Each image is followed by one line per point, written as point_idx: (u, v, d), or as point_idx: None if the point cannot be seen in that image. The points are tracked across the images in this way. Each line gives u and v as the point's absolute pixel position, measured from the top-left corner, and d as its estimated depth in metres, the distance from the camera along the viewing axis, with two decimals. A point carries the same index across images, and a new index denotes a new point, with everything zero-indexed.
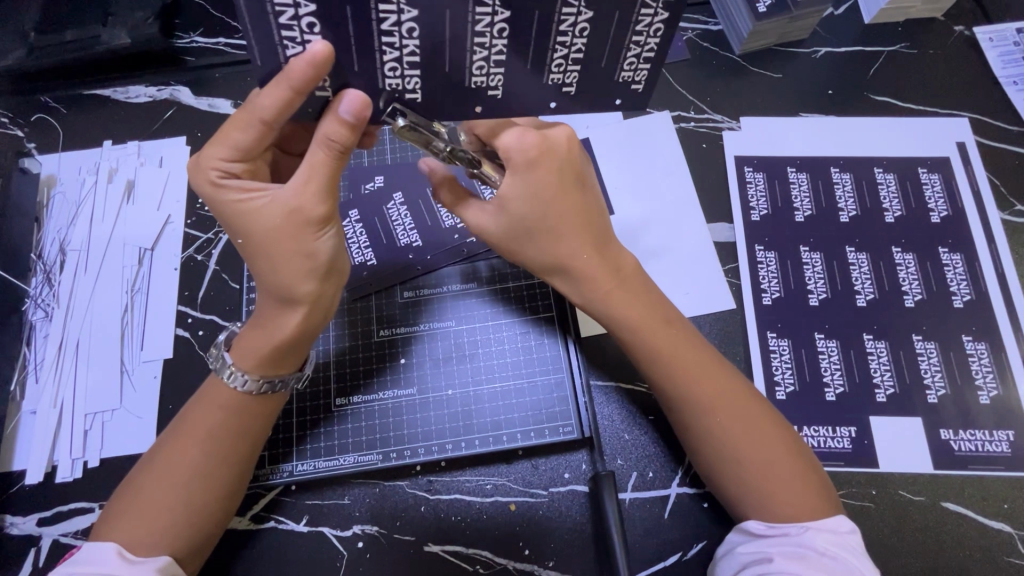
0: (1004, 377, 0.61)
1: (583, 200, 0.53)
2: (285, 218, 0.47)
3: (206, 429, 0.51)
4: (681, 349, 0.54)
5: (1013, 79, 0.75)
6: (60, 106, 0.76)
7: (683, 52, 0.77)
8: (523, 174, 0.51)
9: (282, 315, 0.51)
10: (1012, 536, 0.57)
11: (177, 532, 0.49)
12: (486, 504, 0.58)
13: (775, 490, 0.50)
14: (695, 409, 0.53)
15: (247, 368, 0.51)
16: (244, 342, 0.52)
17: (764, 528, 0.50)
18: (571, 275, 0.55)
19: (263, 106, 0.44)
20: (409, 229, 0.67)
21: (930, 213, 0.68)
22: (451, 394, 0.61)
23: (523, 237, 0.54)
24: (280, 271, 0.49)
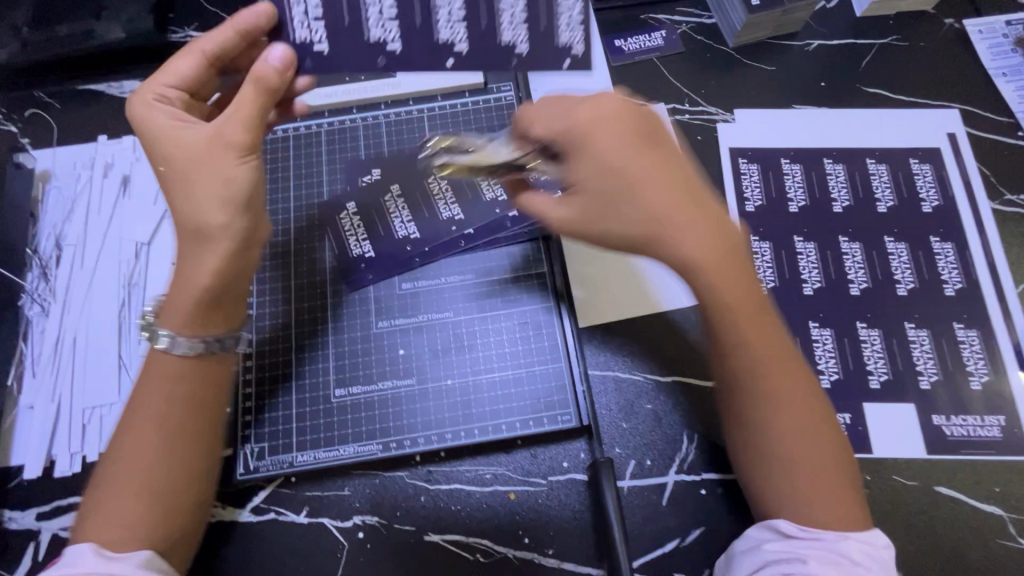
0: (995, 362, 0.62)
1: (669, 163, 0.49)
2: (207, 143, 0.49)
3: (163, 401, 0.50)
4: (767, 339, 0.50)
5: (1002, 71, 0.76)
6: (55, 101, 0.76)
7: (676, 45, 0.78)
8: (585, 147, 0.49)
9: (201, 257, 0.50)
10: (1004, 518, 0.58)
11: (151, 513, 0.48)
12: (486, 493, 0.58)
13: (811, 495, 0.48)
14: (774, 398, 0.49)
15: (175, 327, 0.50)
16: (174, 298, 0.51)
17: (794, 530, 0.48)
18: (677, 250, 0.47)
19: (208, 39, 0.52)
20: (407, 221, 0.66)
21: (922, 203, 0.69)
22: (450, 383, 0.61)
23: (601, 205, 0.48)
24: (204, 194, 0.49)
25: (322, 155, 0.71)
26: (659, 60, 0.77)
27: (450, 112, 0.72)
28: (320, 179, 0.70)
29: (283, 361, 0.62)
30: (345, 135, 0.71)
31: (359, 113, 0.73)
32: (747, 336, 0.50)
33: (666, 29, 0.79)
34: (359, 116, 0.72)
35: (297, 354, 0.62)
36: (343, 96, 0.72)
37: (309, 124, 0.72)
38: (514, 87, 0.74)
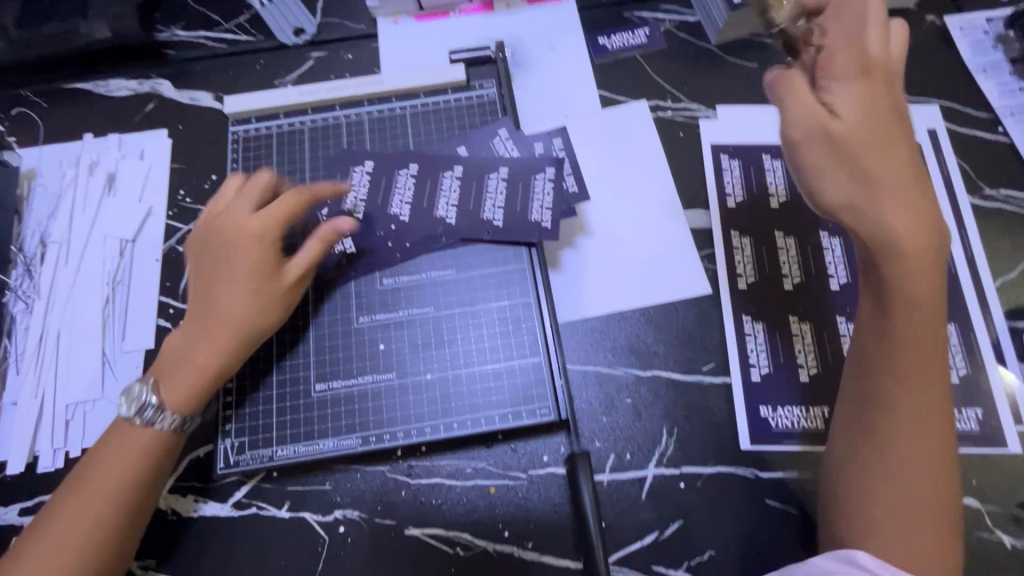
0: (973, 356, 0.63)
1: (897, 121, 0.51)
2: (255, 267, 0.58)
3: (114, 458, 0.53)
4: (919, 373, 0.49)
5: (984, 67, 0.77)
6: (41, 100, 0.77)
7: (659, 42, 0.78)
8: (848, 94, 0.51)
9: (208, 344, 0.56)
10: (981, 510, 0.58)
11: (75, 569, 0.50)
12: (466, 487, 0.59)
13: (906, 524, 0.47)
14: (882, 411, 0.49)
15: (167, 402, 0.55)
16: (173, 374, 0.56)
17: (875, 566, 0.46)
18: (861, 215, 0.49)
19: (283, 200, 0.61)
20: (404, 202, 0.66)
21: None
22: (430, 378, 0.61)
23: (820, 158, 0.51)
24: (229, 327, 0.57)
25: (306, 152, 0.71)
26: (642, 57, 0.78)
27: (432, 108, 0.73)
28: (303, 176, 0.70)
29: (264, 355, 0.62)
30: (329, 132, 0.72)
31: (343, 110, 0.73)
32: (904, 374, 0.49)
33: (650, 27, 0.79)
34: (343, 114, 0.73)
35: (279, 347, 0.62)
36: (327, 94, 0.73)
37: (293, 122, 0.73)
38: (496, 84, 0.74)
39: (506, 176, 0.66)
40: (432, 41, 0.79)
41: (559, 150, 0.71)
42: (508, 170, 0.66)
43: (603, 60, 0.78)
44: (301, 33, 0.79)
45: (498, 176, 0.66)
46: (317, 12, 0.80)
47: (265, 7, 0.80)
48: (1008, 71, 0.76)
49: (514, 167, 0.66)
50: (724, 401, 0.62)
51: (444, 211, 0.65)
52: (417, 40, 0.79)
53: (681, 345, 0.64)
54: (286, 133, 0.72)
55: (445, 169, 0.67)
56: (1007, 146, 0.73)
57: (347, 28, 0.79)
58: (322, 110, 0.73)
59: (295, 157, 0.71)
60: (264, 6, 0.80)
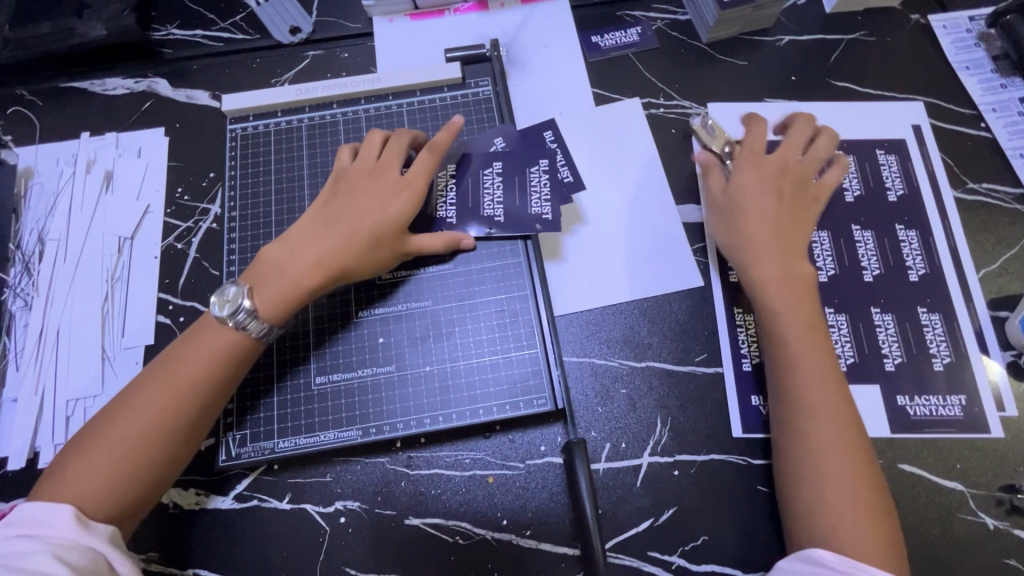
0: (956, 344, 0.65)
1: (784, 185, 0.64)
2: (372, 188, 0.62)
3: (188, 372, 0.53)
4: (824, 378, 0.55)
5: (966, 64, 0.78)
6: (36, 99, 0.77)
7: (651, 41, 0.80)
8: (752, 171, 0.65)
9: (318, 253, 0.58)
10: (965, 494, 0.60)
11: (124, 472, 0.49)
12: (464, 477, 0.60)
13: (846, 517, 0.50)
14: (805, 409, 0.54)
15: (264, 309, 0.56)
16: (274, 285, 0.57)
17: (835, 563, 0.48)
18: (747, 258, 0.61)
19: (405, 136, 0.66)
20: None
21: (888, 192, 0.71)
22: (429, 370, 0.62)
23: (722, 218, 0.64)
24: (326, 255, 0.58)
25: (304, 149, 0.72)
26: (635, 56, 0.79)
27: (428, 105, 0.74)
28: (301, 173, 0.71)
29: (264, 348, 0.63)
30: (326, 129, 0.73)
31: (340, 108, 0.74)
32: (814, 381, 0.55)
33: (642, 25, 0.81)
34: (340, 111, 0.74)
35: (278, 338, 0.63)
36: (323, 92, 0.73)
37: (290, 120, 0.73)
38: (491, 82, 0.76)
39: (501, 170, 0.67)
40: (428, 39, 0.80)
41: (550, 142, 0.70)
42: (502, 164, 0.68)
43: (596, 58, 0.79)
44: (297, 32, 0.79)
45: (494, 171, 0.67)
46: (313, 11, 0.81)
47: (261, 6, 0.81)
48: (990, 68, 0.78)
49: (508, 161, 0.68)
50: (717, 391, 0.63)
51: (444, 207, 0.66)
52: (412, 39, 0.80)
53: (675, 337, 0.65)
54: (284, 131, 0.73)
55: (440, 167, 0.68)
56: (989, 141, 0.75)
57: (343, 27, 0.80)
58: (319, 108, 0.74)
59: (293, 155, 0.72)
60: (260, 6, 0.81)
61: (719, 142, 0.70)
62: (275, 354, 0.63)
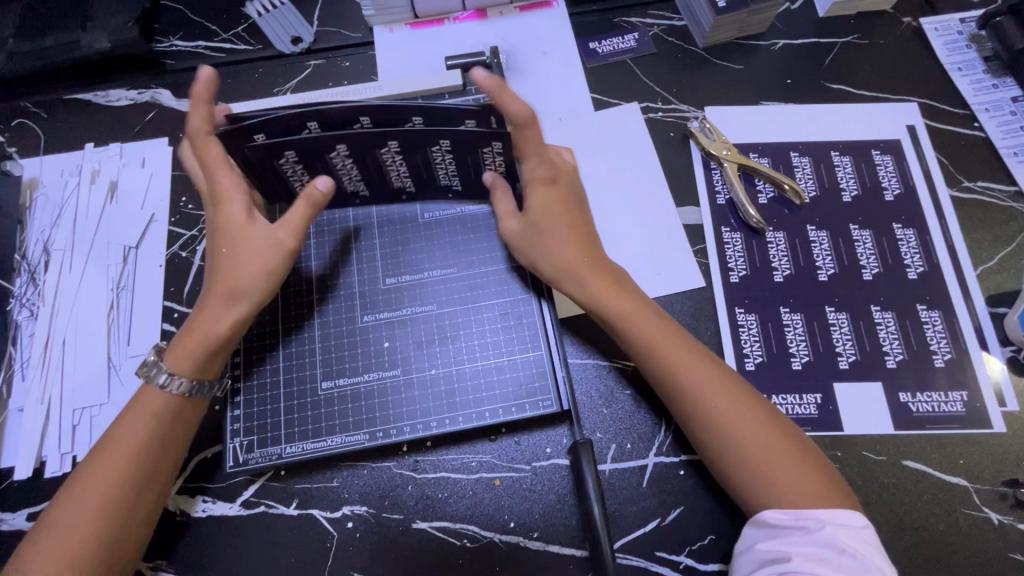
0: (957, 340, 0.65)
1: (570, 201, 0.62)
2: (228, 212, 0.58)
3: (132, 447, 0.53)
4: (692, 367, 0.56)
5: (959, 66, 0.80)
6: (41, 111, 0.77)
7: (648, 46, 0.81)
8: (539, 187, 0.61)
9: (220, 314, 0.57)
10: (969, 489, 0.60)
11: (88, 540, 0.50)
12: (471, 480, 0.60)
13: (779, 475, 0.52)
14: (692, 392, 0.55)
15: (183, 371, 0.56)
16: (183, 347, 0.56)
17: (789, 519, 0.50)
18: (573, 279, 0.60)
19: (197, 123, 0.56)
20: (402, 174, 0.63)
21: (884, 192, 0.72)
22: (434, 373, 0.63)
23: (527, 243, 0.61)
24: (239, 279, 0.57)
25: None
26: (632, 61, 0.80)
27: None
28: None
29: (272, 344, 0.64)
30: None
31: None
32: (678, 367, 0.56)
33: (639, 31, 0.82)
34: None
35: (283, 312, 0.65)
36: (326, 99, 0.74)
37: None
38: None
39: (450, 148, 0.58)
40: (428, 48, 0.81)
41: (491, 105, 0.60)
42: (448, 143, 0.57)
43: (594, 64, 0.80)
44: (299, 42, 0.80)
45: (443, 150, 0.58)
46: (315, 22, 0.82)
47: (263, 17, 0.82)
48: (982, 69, 0.79)
49: (456, 138, 0.56)
50: None
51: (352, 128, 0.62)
52: (413, 47, 0.81)
53: None
54: None
55: (381, 144, 0.57)
56: (983, 141, 0.76)
57: (344, 37, 0.81)
58: None
59: None
60: (262, 16, 0.82)
61: (717, 145, 0.73)
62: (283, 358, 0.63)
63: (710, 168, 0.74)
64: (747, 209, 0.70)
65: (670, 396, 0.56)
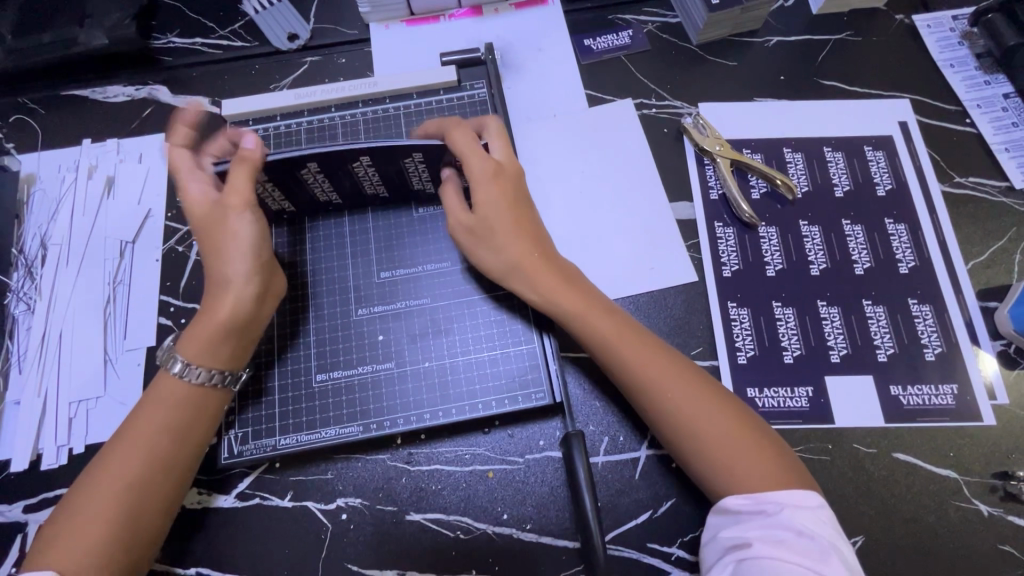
0: (947, 334, 0.66)
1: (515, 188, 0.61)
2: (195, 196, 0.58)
3: (150, 433, 0.54)
4: (648, 359, 0.56)
5: (951, 62, 0.80)
6: (39, 107, 0.78)
7: (642, 43, 0.81)
8: (483, 184, 0.59)
9: (224, 296, 0.57)
10: (958, 481, 0.60)
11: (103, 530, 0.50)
12: (466, 472, 0.61)
13: (741, 465, 0.52)
14: (649, 388, 0.55)
15: (199, 356, 0.56)
16: (195, 336, 0.56)
17: (749, 506, 0.51)
18: (526, 280, 0.59)
19: (175, 134, 0.62)
20: (376, 184, 0.65)
21: (876, 187, 0.73)
22: (428, 366, 0.63)
23: (478, 241, 0.61)
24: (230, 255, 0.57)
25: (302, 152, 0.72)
26: (626, 58, 0.81)
27: (425, 108, 0.75)
28: None
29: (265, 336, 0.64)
30: (324, 133, 0.74)
31: (338, 112, 0.75)
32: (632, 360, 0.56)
33: (634, 28, 0.82)
34: (338, 115, 0.75)
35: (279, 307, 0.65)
36: (322, 96, 0.74)
37: (289, 124, 0.74)
38: (486, 84, 0.77)
39: (423, 160, 0.61)
40: (424, 45, 0.81)
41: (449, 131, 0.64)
42: (422, 156, 0.60)
43: (589, 61, 0.80)
44: (295, 38, 0.81)
45: (417, 161, 0.61)
46: (311, 19, 0.82)
47: (259, 14, 0.82)
48: (974, 66, 0.80)
49: (431, 152, 0.59)
50: None
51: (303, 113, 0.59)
52: (409, 44, 0.81)
53: (669, 332, 0.67)
54: (282, 135, 0.73)
55: (352, 160, 0.59)
56: (975, 137, 0.76)
57: (341, 34, 0.82)
58: (316, 112, 0.75)
59: None
60: (259, 13, 0.82)
61: (711, 141, 0.74)
62: (276, 352, 0.63)
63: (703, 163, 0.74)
64: (740, 204, 0.70)
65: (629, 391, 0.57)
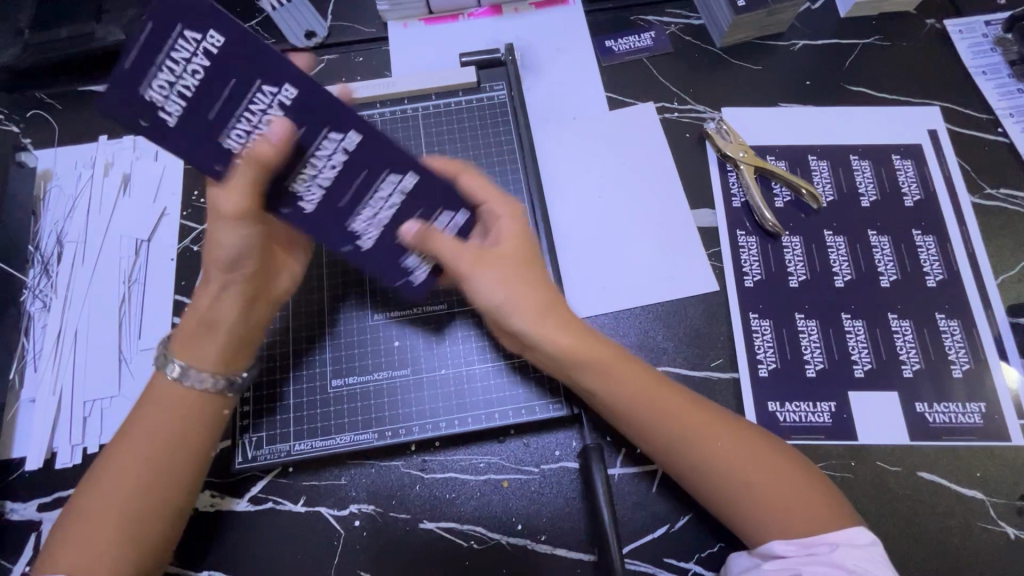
0: (975, 351, 0.64)
1: (531, 247, 0.59)
2: None
3: (153, 438, 0.53)
4: (674, 412, 0.54)
5: (983, 69, 0.78)
6: (55, 102, 0.78)
7: (665, 45, 0.80)
8: (508, 217, 0.58)
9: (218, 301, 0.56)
10: (985, 502, 0.59)
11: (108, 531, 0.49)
12: (480, 481, 0.60)
13: (780, 507, 0.51)
14: (680, 434, 0.53)
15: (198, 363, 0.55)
16: (189, 341, 0.56)
17: (794, 548, 0.49)
18: (548, 327, 0.55)
19: None
20: (313, 189, 0.50)
21: (904, 197, 0.71)
22: (444, 373, 0.62)
23: (494, 282, 0.55)
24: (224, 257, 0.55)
25: None
26: (648, 60, 0.79)
27: (443, 109, 0.74)
28: None
29: (280, 340, 0.63)
30: None
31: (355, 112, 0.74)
32: (660, 412, 0.54)
33: (656, 30, 0.81)
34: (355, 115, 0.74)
35: (294, 311, 0.65)
36: None
37: None
38: (506, 86, 0.76)
39: (409, 189, 0.52)
40: (442, 44, 0.80)
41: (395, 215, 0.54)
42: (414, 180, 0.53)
43: (611, 62, 0.79)
44: (312, 36, 0.80)
45: (396, 187, 0.52)
46: (328, 16, 0.81)
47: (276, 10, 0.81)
48: (1006, 73, 0.78)
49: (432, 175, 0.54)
50: (732, 396, 0.63)
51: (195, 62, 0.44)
52: (427, 43, 0.80)
53: (688, 342, 0.66)
54: None
55: (335, 127, 0.48)
56: (1006, 146, 0.74)
57: (358, 32, 0.81)
58: None
59: None
60: (276, 9, 0.81)
61: (734, 147, 0.72)
62: (292, 356, 0.63)
63: (725, 168, 0.73)
64: (763, 212, 0.69)
65: (655, 445, 0.55)
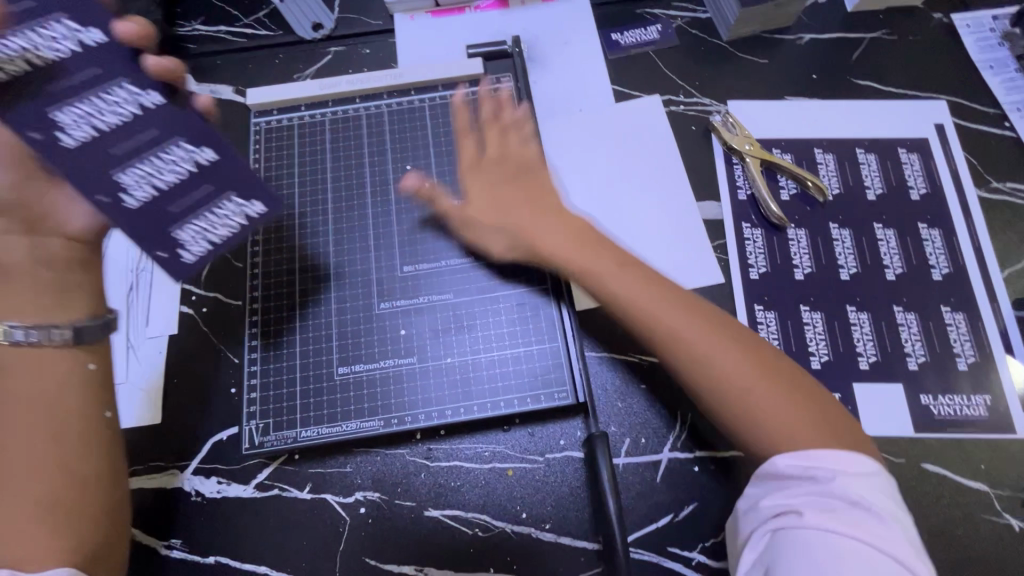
0: (981, 345, 0.64)
1: (526, 156, 0.66)
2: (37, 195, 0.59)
3: (36, 418, 0.49)
4: (689, 317, 0.54)
5: (991, 63, 0.78)
6: None
7: (671, 38, 0.80)
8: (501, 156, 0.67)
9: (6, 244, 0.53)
10: (989, 494, 0.59)
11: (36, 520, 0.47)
12: (485, 470, 0.60)
13: (784, 423, 0.50)
14: (693, 345, 0.53)
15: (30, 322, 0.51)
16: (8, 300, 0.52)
17: (797, 469, 0.47)
18: (545, 227, 0.61)
19: None
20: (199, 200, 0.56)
21: (910, 191, 0.71)
22: (450, 361, 0.63)
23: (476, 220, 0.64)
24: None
25: (326, 146, 0.72)
26: (654, 53, 0.79)
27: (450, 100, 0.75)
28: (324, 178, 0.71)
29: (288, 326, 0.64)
30: (348, 124, 0.73)
31: (363, 103, 0.74)
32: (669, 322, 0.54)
33: (662, 23, 0.81)
34: (362, 106, 0.74)
35: (301, 300, 0.65)
36: (347, 86, 0.74)
37: (313, 114, 0.74)
38: (512, 77, 0.76)
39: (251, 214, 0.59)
40: (449, 36, 0.80)
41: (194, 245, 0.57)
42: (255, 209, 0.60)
43: (617, 55, 0.79)
44: (319, 28, 0.80)
45: (218, 202, 0.58)
46: (335, 8, 0.82)
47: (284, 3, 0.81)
48: (1014, 67, 0.77)
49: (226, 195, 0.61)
50: None
51: (62, 43, 0.52)
52: (434, 35, 0.80)
53: None
54: (307, 125, 0.73)
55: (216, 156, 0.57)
56: (1013, 140, 0.74)
57: (365, 24, 0.81)
58: (340, 103, 0.74)
59: (316, 151, 0.72)
60: (283, 1, 0.81)
61: (740, 140, 0.72)
62: (299, 344, 0.63)
63: (731, 160, 0.73)
64: (769, 205, 0.69)
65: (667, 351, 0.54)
